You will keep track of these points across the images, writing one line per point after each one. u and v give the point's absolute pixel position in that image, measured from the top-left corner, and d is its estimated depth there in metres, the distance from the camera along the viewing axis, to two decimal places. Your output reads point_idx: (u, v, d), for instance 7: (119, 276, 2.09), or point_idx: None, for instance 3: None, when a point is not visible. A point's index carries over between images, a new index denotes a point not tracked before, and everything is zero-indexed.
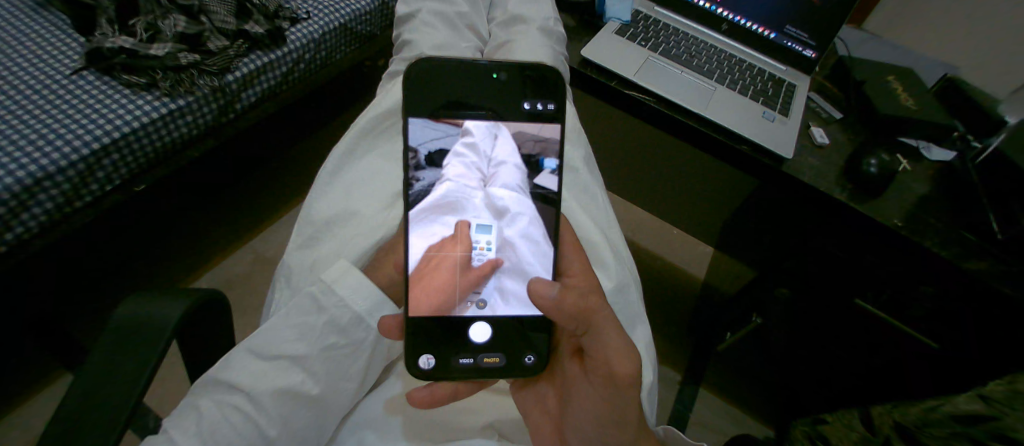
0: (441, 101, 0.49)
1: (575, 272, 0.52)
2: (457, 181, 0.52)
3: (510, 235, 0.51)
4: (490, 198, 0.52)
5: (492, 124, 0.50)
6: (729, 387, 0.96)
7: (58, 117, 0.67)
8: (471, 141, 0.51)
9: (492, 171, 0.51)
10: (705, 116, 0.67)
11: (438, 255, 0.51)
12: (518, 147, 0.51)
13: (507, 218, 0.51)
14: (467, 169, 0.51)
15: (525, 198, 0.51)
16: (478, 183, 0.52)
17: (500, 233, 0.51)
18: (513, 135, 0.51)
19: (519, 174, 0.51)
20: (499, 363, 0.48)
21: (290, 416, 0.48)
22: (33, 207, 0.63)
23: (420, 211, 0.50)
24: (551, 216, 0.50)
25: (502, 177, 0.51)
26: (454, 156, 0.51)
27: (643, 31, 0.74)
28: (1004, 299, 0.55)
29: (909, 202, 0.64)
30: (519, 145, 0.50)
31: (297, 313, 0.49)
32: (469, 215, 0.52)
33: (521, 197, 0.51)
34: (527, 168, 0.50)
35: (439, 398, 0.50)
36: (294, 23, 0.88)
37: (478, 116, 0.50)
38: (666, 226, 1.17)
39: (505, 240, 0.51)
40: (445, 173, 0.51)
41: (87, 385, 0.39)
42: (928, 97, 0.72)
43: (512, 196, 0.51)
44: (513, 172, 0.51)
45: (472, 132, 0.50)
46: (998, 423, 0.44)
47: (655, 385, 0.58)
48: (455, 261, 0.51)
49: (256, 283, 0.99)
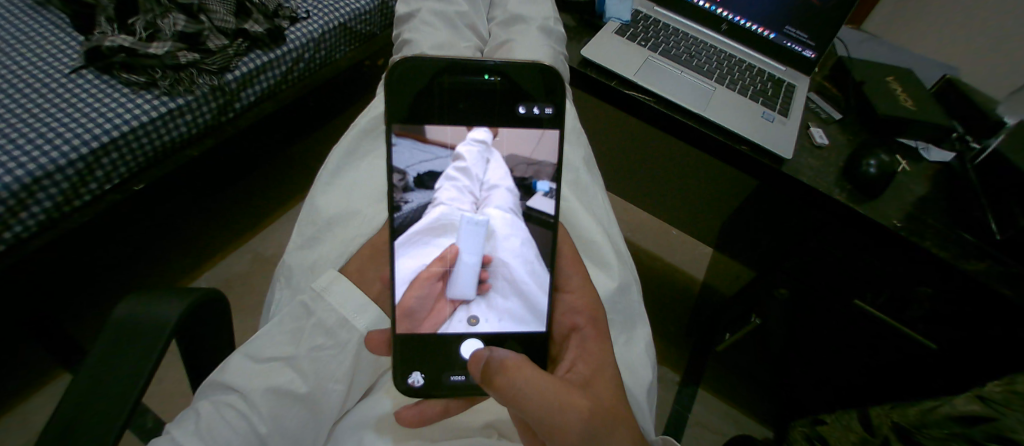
0: (431, 90, 0.48)
1: (573, 286, 0.54)
2: (450, 205, 0.52)
3: (503, 255, 0.52)
4: (485, 219, 0.52)
5: (482, 147, 0.51)
6: (728, 387, 0.96)
7: (57, 115, 0.66)
8: (462, 165, 0.51)
9: (485, 194, 0.52)
10: (705, 117, 0.67)
11: (426, 269, 0.51)
12: (510, 171, 0.51)
13: (499, 238, 0.52)
14: (461, 192, 0.52)
15: (517, 218, 0.51)
16: (472, 206, 0.52)
17: (493, 252, 0.52)
18: (505, 158, 0.51)
19: (512, 197, 0.52)
20: None
21: (281, 416, 0.47)
22: (32, 207, 0.64)
23: (412, 234, 0.50)
24: (548, 241, 0.51)
25: (496, 200, 0.52)
26: (447, 179, 0.51)
27: (643, 31, 0.74)
28: (1006, 303, 0.55)
29: (909, 203, 0.63)
30: (510, 169, 0.51)
31: (289, 319, 0.50)
32: (465, 237, 0.52)
33: (512, 218, 0.52)
34: (521, 192, 0.51)
35: (428, 416, 0.50)
36: (293, 22, 0.88)
37: (467, 139, 0.50)
38: (665, 226, 1.18)
39: (498, 259, 0.52)
40: (438, 197, 0.51)
41: (82, 385, 0.39)
42: (928, 98, 0.72)
43: (503, 217, 0.52)
44: (506, 196, 0.52)
45: (464, 157, 0.51)
46: (997, 423, 0.42)
47: (655, 383, 0.58)
48: (445, 281, 0.51)
49: (255, 282, 0.98)
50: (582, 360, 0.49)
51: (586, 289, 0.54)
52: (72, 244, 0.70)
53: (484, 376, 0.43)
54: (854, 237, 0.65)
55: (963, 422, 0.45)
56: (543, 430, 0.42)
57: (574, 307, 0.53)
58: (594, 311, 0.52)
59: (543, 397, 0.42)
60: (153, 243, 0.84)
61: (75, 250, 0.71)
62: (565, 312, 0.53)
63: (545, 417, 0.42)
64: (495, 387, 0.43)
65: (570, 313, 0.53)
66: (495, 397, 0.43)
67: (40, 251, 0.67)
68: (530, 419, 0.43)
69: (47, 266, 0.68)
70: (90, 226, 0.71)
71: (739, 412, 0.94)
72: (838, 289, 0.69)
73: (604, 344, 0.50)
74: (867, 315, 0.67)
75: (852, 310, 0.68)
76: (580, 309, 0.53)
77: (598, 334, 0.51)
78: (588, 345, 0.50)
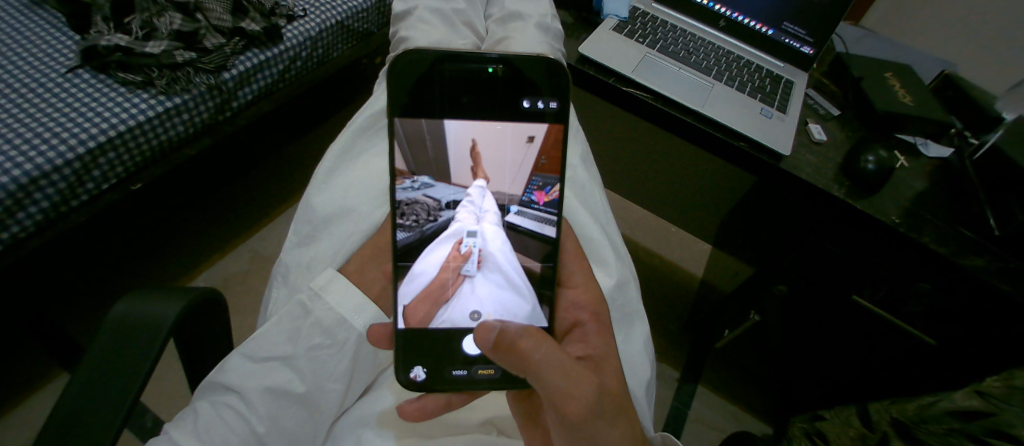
0: (434, 81, 0.47)
1: (576, 281, 0.54)
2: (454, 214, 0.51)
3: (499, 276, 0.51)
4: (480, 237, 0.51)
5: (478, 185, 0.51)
6: (727, 383, 0.96)
7: (54, 114, 0.66)
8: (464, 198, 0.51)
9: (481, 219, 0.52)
10: (703, 114, 0.67)
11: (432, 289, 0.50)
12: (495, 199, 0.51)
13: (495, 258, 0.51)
14: (466, 216, 0.51)
15: (506, 244, 0.51)
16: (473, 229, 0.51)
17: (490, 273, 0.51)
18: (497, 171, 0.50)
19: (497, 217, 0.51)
20: (492, 374, 0.47)
21: (279, 416, 0.47)
22: (29, 206, 0.63)
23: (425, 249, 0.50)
24: (549, 241, 0.51)
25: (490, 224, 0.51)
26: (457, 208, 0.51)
27: (641, 27, 0.74)
28: (1005, 297, 0.55)
29: (908, 199, 0.63)
30: (507, 179, 0.51)
31: (286, 318, 0.50)
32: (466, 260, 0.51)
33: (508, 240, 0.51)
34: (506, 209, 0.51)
35: (429, 411, 0.50)
36: (290, 21, 0.88)
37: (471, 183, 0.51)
38: (664, 222, 1.17)
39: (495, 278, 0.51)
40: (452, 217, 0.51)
41: (80, 385, 0.39)
42: (927, 93, 0.72)
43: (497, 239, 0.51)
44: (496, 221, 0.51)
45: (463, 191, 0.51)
46: (996, 418, 0.42)
47: (654, 378, 0.58)
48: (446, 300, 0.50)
49: (253, 282, 0.99)
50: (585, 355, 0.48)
51: (591, 285, 0.54)
52: (69, 244, 0.70)
53: (497, 350, 0.44)
54: (852, 234, 0.65)
55: (962, 416, 0.45)
56: (554, 398, 0.43)
57: (576, 302, 0.53)
58: (598, 307, 0.53)
59: (560, 366, 0.43)
60: (149, 241, 0.84)
61: (72, 250, 0.71)
62: (568, 307, 0.53)
63: (561, 391, 0.42)
64: (517, 349, 0.43)
65: (574, 308, 0.53)
66: (511, 362, 0.44)
67: (37, 251, 0.66)
68: (541, 387, 0.43)
69: (44, 265, 0.68)
70: (88, 226, 0.71)
71: (739, 409, 0.94)
72: (838, 285, 0.69)
73: (605, 337, 0.50)
74: (867, 310, 0.67)
75: (851, 306, 0.68)
76: (584, 304, 0.53)
77: (600, 329, 0.51)
78: (590, 339, 0.50)
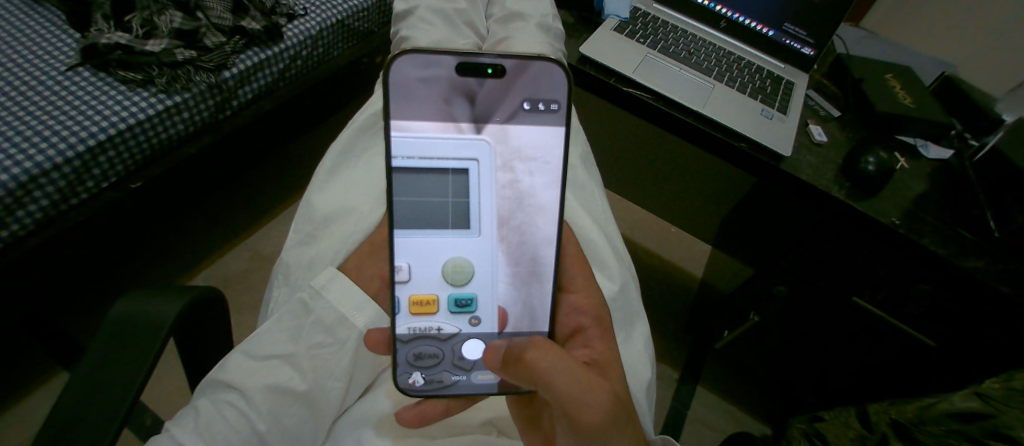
0: (435, 80, 0.47)
1: (577, 286, 0.54)
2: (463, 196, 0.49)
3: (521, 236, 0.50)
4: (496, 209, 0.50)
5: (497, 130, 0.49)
6: (726, 384, 0.97)
7: (53, 112, 0.66)
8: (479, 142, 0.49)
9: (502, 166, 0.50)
10: (704, 114, 0.67)
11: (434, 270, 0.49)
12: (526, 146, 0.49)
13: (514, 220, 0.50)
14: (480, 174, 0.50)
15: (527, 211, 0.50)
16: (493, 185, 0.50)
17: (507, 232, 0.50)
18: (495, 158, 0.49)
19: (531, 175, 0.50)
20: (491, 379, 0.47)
21: (280, 414, 0.47)
22: (29, 205, 0.63)
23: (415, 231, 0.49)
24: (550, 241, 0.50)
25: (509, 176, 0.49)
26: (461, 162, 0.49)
27: (642, 28, 0.74)
28: (1004, 299, 0.55)
29: (908, 201, 0.63)
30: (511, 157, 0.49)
31: (288, 317, 0.50)
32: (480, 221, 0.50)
33: (520, 232, 0.50)
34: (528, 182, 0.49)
35: (428, 416, 0.50)
36: (291, 19, 0.88)
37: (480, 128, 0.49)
38: (663, 223, 1.17)
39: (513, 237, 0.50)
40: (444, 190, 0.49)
41: (78, 385, 0.38)
42: (927, 95, 0.72)
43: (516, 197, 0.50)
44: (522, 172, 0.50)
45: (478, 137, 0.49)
46: (996, 420, 0.42)
47: (655, 383, 0.58)
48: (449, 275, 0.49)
49: (253, 280, 0.99)
50: (588, 361, 0.48)
51: (592, 288, 0.54)
52: (68, 243, 0.70)
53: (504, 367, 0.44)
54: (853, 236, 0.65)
55: (962, 418, 0.45)
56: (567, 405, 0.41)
57: (578, 307, 0.53)
58: (599, 312, 0.52)
59: (569, 376, 0.42)
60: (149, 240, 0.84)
61: (71, 249, 0.71)
62: (569, 312, 0.53)
63: (577, 400, 0.41)
64: (526, 361, 0.42)
65: (574, 313, 0.53)
66: (519, 375, 0.43)
67: (37, 249, 0.66)
68: (553, 394, 0.42)
69: (43, 263, 0.68)
70: (87, 223, 0.71)
71: (737, 409, 0.94)
72: (838, 287, 0.69)
73: (608, 343, 0.50)
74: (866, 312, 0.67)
75: (851, 308, 0.68)
76: (585, 309, 0.52)
77: (602, 335, 0.51)
78: (593, 345, 0.50)
